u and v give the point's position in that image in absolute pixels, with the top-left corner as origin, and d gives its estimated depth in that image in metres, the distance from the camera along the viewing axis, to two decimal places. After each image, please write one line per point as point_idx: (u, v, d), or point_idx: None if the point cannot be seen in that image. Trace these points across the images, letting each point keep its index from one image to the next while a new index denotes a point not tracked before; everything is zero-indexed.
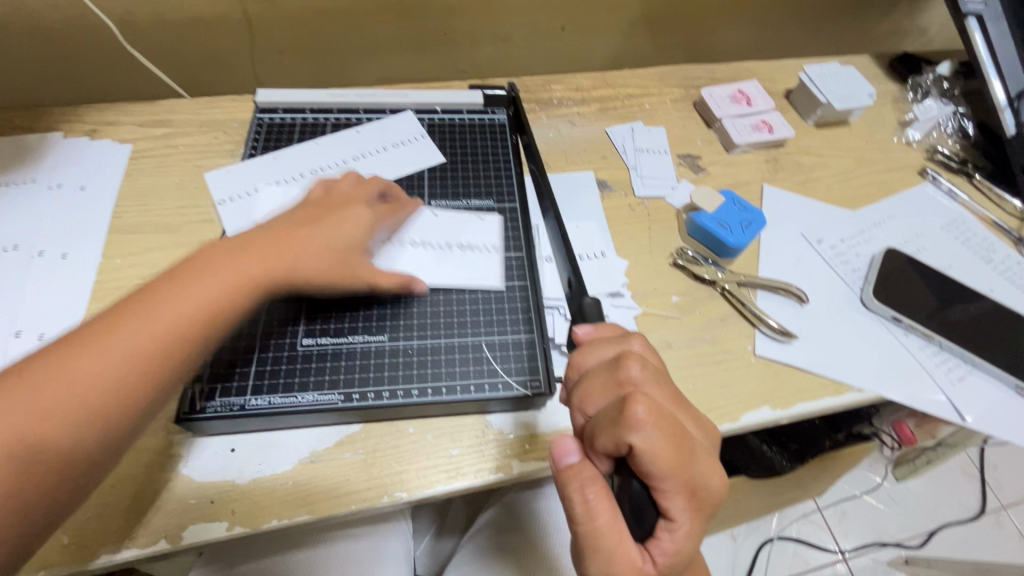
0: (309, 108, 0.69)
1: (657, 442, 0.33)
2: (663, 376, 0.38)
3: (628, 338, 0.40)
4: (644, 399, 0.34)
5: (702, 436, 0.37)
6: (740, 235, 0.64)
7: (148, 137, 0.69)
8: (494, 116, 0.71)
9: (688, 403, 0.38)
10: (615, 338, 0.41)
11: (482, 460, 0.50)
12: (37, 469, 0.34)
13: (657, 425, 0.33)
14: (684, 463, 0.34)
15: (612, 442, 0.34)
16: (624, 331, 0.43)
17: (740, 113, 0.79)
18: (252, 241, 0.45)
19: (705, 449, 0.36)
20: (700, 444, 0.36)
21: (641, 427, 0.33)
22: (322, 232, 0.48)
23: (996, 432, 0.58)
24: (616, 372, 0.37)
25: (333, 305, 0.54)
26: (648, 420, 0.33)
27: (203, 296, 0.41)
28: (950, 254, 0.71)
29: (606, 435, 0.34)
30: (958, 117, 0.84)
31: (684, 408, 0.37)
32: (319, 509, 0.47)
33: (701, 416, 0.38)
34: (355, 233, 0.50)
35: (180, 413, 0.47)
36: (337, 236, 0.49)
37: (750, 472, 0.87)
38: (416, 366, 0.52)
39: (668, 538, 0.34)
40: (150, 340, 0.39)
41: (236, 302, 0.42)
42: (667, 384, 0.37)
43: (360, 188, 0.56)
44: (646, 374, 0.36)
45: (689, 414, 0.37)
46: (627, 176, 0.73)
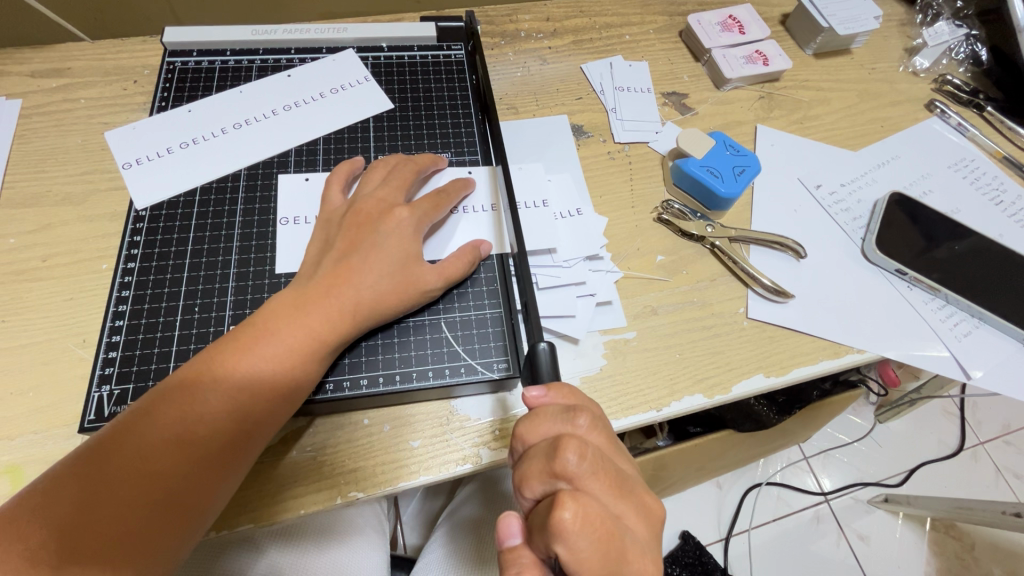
0: (230, 49, 0.58)
1: (584, 552, 0.29)
2: (605, 461, 0.32)
3: (575, 412, 0.35)
4: (574, 500, 0.29)
5: (645, 529, 0.32)
6: (732, 183, 0.57)
7: (43, 89, 0.58)
8: (450, 52, 0.62)
9: (633, 488, 0.33)
10: (562, 411, 0.35)
11: (447, 451, 0.45)
12: (106, 484, 0.35)
13: (585, 533, 0.29)
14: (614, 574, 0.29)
15: (542, 546, 0.30)
16: (579, 398, 0.37)
17: (731, 44, 0.70)
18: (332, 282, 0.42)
19: (643, 547, 0.31)
20: (637, 540, 0.31)
21: (566, 536, 0.28)
22: (376, 256, 0.44)
23: (1001, 389, 0.54)
24: (552, 461, 0.31)
25: (265, 285, 0.46)
26: (577, 528, 0.29)
27: (284, 342, 0.40)
28: (957, 196, 0.65)
29: (538, 536, 0.30)
30: (971, 41, 0.75)
31: (626, 497, 0.32)
32: (262, 517, 0.41)
33: (646, 501, 0.33)
34: (410, 247, 0.45)
35: (86, 421, 0.41)
36: (392, 256, 0.44)
37: (736, 426, 0.82)
38: (366, 352, 0.45)
39: None
40: (235, 385, 0.38)
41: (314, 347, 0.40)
42: (609, 471, 0.32)
43: (410, 174, 0.49)
44: (584, 466, 0.31)
45: (632, 504, 0.32)
46: (606, 119, 0.64)
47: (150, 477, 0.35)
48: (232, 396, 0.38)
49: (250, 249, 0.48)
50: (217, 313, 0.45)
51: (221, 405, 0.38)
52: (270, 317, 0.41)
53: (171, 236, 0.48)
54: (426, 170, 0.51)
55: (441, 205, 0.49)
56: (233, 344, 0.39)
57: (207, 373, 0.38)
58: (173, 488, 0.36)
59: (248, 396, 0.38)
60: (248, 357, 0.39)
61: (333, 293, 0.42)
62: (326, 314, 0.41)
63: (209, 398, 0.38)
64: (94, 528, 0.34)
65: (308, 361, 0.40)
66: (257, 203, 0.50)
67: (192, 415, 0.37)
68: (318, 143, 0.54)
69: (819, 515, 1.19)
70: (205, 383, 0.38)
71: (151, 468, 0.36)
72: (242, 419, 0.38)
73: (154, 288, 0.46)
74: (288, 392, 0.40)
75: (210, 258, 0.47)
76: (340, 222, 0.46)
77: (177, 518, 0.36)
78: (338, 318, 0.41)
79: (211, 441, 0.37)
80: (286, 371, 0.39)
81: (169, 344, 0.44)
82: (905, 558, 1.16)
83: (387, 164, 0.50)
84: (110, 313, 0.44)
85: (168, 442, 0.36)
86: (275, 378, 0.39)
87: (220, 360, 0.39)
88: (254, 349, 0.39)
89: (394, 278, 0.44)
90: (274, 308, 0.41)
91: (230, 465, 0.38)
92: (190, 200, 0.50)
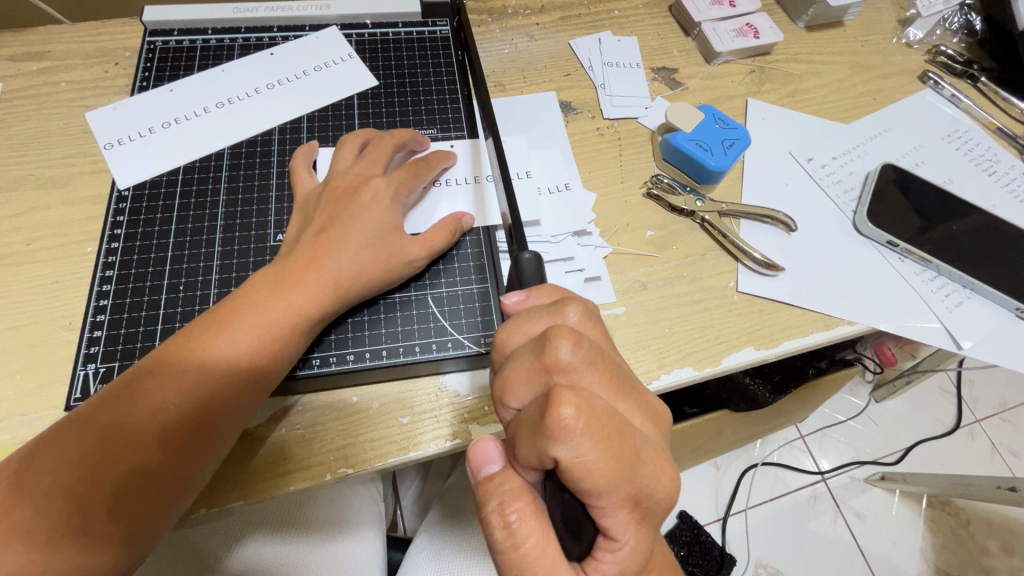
0: (211, 28, 0.58)
1: (590, 453, 0.27)
2: (603, 355, 0.31)
3: (564, 305, 0.33)
4: (573, 395, 0.27)
5: (652, 428, 0.31)
6: (722, 157, 0.57)
7: (24, 73, 0.57)
8: (436, 28, 0.61)
9: (635, 384, 0.32)
10: (549, 307, 0.34)
11: (436, 427, 0.45)
12: (78, 457, 0.34)
13: (589, 430, 0.27)
14: (624, 472, 0.28)
15: (537, 453, 0.28)
16: (565, 295, 0.36)
17: (722, 17, 0.69)
18: (308, 263, 0.42)
19: (654, 443, 0.30)
20: (645, 436, 0.30)
21: (568, 435, 0.27)
22: (355, 228, 0.43)
23: (992, 359, 0.54)
24: (544, 354, 0.30)
25: (250, 263, 0.46)
26: (579, 424, 0.27)
27: (261, 321, 0.39)
28: (950, 167, 0.65)
29: (531, 443, 0.28)
30: (965, 11, 0.75)
31: (628, 393, 0.31)
32: (252, 494, 0.42)
33: (648, 397, 0.32)
34: (389, 220, 0.45)
35: (72, 399, 0.41)
36: (370, 228, 0.44)
37: (732, 406, 0.82)
38: (353, 328, 0.46)
39: (609, 557, 0.29)
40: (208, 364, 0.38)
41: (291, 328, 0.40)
42: (607, 365, 0.30)
43: (388, 147, 0.49)
44: (580, 357, 0.30)
45: (635, 401, 0.31)
46: (595, 95, 0.64)
47: (123, 454, 0.35)
48: (212, 372, 0.38)
49: (234, 227, 0.48)
50: (202, 291, 0.45)
51: (201, 381, 0.37)
52: (247, 297, 0.40)
53: (155, 215, 0.48)
54: (406, 144, 0.50)
55: (419, 175, 0.48)
56: (208, 324, 0.39)
57: (179, 355, 0.38)
58: (153, 465, 0.35)
59: (230, 373, 0.38)
60: (229, 332, 0.39)
61: (308, 273, 0.41)
62: (296, 298, 0.40)
63: (191, 375, 0.37)
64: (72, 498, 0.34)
65: (286, 339, 0.40)
66: (241, 182, 0.50)
67: (170, 391, 0.37)
68: (303, 121, 0.53)
69: (816, 495, 1.20)
70: (171, 369, 0.37)
71: (131, 445, 0.35)
72: (225, 394, 0.38)
73: (138, 267, 0.45)
74: (270, 367, 0.40)
75: (194, 237, 0.47)
76: (316, 202, 0.46)
77: (148, 496, 0.35)
78: (313, 300, 0.41)
79: (184, 418, 0.37)
80: (267, 345, 0.39)
81: (153, 323, 0.43)
82: (900, 535, 1.17)
83: (352, 138, 0.49)
84: (94, 292, 0.44)
85: (139, 420, 0.36)
86: (255, 353, 0.39)
87: (200, 337, 0.38)
88: (233, 327, 0.39)
89: (375, 252, 0.43)
90: (251, 289, 0.41)
91: (214, 440, 0.38)
92: (173, 179, 0.49)
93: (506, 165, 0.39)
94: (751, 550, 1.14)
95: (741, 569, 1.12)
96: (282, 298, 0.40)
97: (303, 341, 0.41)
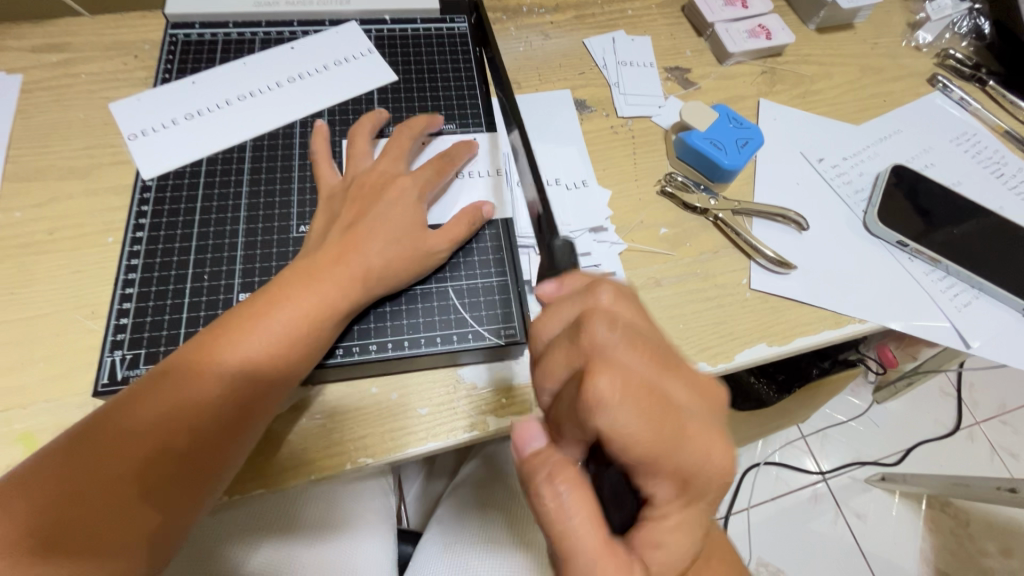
0: (232, 22, 0.58)
1: (630, 424, 0.28)
2: (639, 334, 0.31)
3: (596, 287, 0.33)
4: (610, 370, 0.28)
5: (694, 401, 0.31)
6: (736, 155, 0.57)
7: (44, 64, 0.58)
8: (453, 25, 0.61)
9: (675, 361, 0.32)
10: (581, 291, 0.34)
11: (455, 418, 0.45)
12: (104, 459, 0.34)
13: (627, 401, 0.28)
14: (666, 444, 0.28)
15: (578, 429, 0.29)
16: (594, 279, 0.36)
17: (734, 17, 0.69)
18: (334, 265, 0.42)
19: (700, 415, 0.30)
20: (689, 411, 0.30)
21: (607, 407, 0.28)
22: (382, 224, 0.44)
23: (999, 358, 0.55)
24: (579, 338, 0.31)
25: (273, 254, 0.47)
26: (616, 397, 0.28)
27: (289, 326, 0.40)
28: (959, 169, 0.66)
29: (573, 420, 0.29)
30: (974, 15, 0.76)
31: (669, 370, 0.31)
32: (274, 482, 0.42)
33: (691, 372, 0.32)
34: (416, 216, 0.46)
35: (100, 386, 0.41)
36: (397, 223, 0.45)
37: (737, 406, 0.83)
38: (375, 319, 0.46)
39: (654, 527, 0.30)
40: (234, 367, 0.38)
41: (316, 332, 0.41)
42: (644, 343, 0.31)
43: (405, 145, 0.50)
44: (616, 335, 0.30)
45: (676, 376, 0.31)
46: (609, 93, 0.64)
47: (152, 455, 0.35)
48: (228, 376, 0.38)
49: (258, 218, 0.48)
50: (227, 281, 0.45)
51: (215, 385, 0.38)
52: (264, 302, 0.40)
53: (178, 206, 0.48)
54: (421, 135, 0.51)
55: (443, 170, 0.49)
56: (235, 325, 0.39)
57: (208, 355, 0.38)
58: (182, 465, 0.36)
59: (262, 370, 0.39)
60: (245, 336, 0.39)
61: (339, 265, 0.42)
62: (326, 302, 0.41)
63: (204, 380, 0.37)
64: (101, 499, 0.34)
65: (314, 341, 0.41)
66: (263, 174, 0.50)
67: (202, 388, 0.37)
68: (323, 114, 0.54)
69: (817, 494, 1.20)
70: (199, 372, 0.38)
71: (146, 451, 0.35)
72: (240, 396, 0.38)
73: (162, 257, 0.46)
74: (284, 369, 0.40)
75: (218, 227, 0.47)
76: (337, 200, 0.47)
77: (179, 496, 0.36)
78: (341, 301, 0.41)
79: (215, 418, 0.37)
80: (285, 347, 0.39)
81: (179, 312, 0.44)
82: (900, 534, 1.18)
83: (371, 117, 0.52)
84: (120, 281, 0.45)
85: (166, 422, 0.36)
86: (272, 355, 0.39)
87: (234, 333, 0.39)
88: (248, 334, 0.39)
89: (401, 247, 0.44)
90: (271, 290, 0.41)
91: (230, 443, 0.38)
92: (196, 170, 0.50)
93: (538, 167, 0.40)
94: (751, 548, 1.14)
95: None
96: (309, 301, 0.40)
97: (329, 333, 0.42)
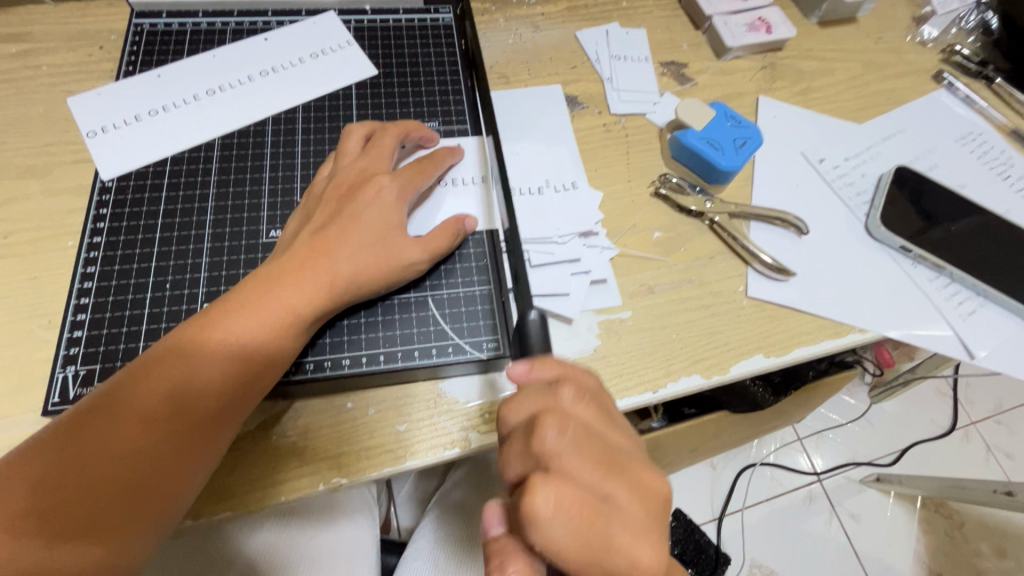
0: (202, 11, 0.55)
1: (562, 538, 0.28)
2: (589, 436, 0.31)
3: (558, 384, 0.33)
4: (547, 483, 0.28)
5: (642, 510, 0.30)
6: (733, 156, 0.55)
7: (2, 55, 0.54)
8: (438, 16, 0.58)
9: (626, 466, 0.31)
10: (547, 384, 0.33)
11: (436, 434, 0.43)
12: (69, 457, 0.33)
13: (562, 518, 0.28)
14: (598, 558, 0.29)
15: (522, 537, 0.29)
16: (566, 363, 0.35)
17: (733, 10, 0.66)
18: (306, 264, 0.39)
19: (637, 526, 0.30)
20: (631, 518, 0.30)
21: (542, 524, 0.28)
22: (356, 227, 0.41)
23: (1005, 369, 0.53)
24: (530, 437, 0.30)
25: (241, 261, 0.44)
26: (551, 512, 0.28)
27: (262, 320, 0.37)
28: (965, 170, 0.63)
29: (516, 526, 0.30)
30: (980, 9, 0.73)
31: (617, 477, 0.31)
32: (241, 505, 0.40)
33: (640, 475, 0.31)
34: (391, 218, 0.43)
35: (50, 404, 0.38)
36: (373, 226, 0.42)
37: (731, 408, 0.80)
38: (349, 331, 0.43)
39: None
40: (204, 362, 0.36)
41: (291, 324, 0.38)
42: (593, 446, 0.31)
43: (390, 143, 0.46)
44: (563, 441, 0.30)
45: (624, 483, 0.30)
46: (601, 89, 0.61)
47: (118, 452, 0.33)
48: (206, 367, 0.36)
49: (225, 223, 0.45)
50: (190, 291, 0.42)
51: (185, 382, 0.35)
52: (240, 297, 0.38)
53: (141, 209, 0.45)
54: (413, 135, 0.48)
55: (426, 173, 0.46)
56: (207, 319, 0.37)
57: (180, 349, 0.36)
58: (151, 461, 0.34)
59: (234, 364, 0.36)
60: (220, 333, 0.37)
61: (309, 268, 0.39)
62: (303, 294, 0.39)
63: (174, 378, 0.35)
64: (65, 500, 0.32)
65: (286, 334, 0.38)
66: (232, 175, 0.47)
67: (169, 384, 0.35)
68: (297, 110, 0.51)
69: (812, 495, 1.19)
70: (170, 366, 0.35)
71: (110, 456, 0.33)
72: (212, 398, 0.36)
73: (122, 263, 0.43)
74: (260, 371, 0.37)
75: (182, 232, 0.44)
76: (316, 202, 0.44)
77: (148, 496, 0.34)
78: (315, 296, 0.39)
79: (184, 413, 0.35)
80: (266, 340, 0.37)
81: (138, 323, 0.41)
82: (895, 536, 1.17)
83: (363, 124, 0.48)
84: (75, 290, 0.42)
85: (130, 420, 0.34)
86: (250, 351, 0.37)
87: (204, 327, 0.37)
88: (227, 327, 0.37)
89: (375, 251, 0.41)
90: (250, 285, 0.39)
91: (202, 446, 0.35)
92: (160, 170, 0.47)
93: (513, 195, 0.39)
94: (745, 550, 1.13)
95: (736, 569, 1.11)
96: (281, 293, 0.38)
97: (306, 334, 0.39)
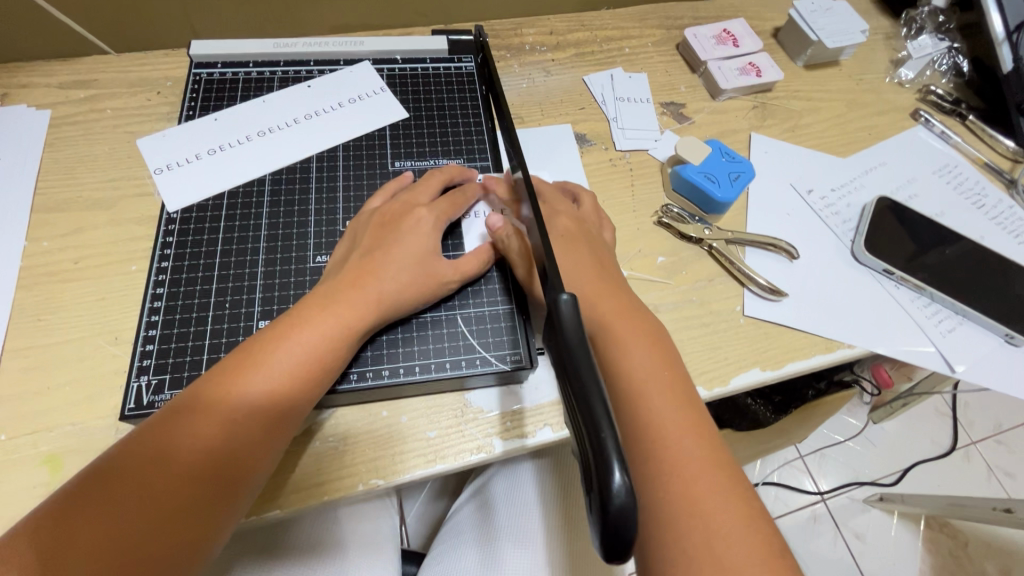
0: (252, 61, 0.61)
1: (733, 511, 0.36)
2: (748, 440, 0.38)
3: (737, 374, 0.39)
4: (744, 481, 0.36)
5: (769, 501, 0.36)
6: (728, 188, 0.60)
7: (71, 100, 0.61)
8: (461, 64, 0.65)
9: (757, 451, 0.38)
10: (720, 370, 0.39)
11: (463, 441, 0.47)
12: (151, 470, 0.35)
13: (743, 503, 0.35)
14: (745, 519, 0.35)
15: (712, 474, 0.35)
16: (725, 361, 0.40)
17: (726, 56, 0.73)
18: (351, 287, 0.44)
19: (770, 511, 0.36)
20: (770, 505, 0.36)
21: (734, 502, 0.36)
22: (397, 252, 0.47)
23: (984, 382, 0.57)
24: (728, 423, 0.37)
25: (291, 283, 0.49)
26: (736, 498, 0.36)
27: (314, 340, 0.42)
28: (943, 200, 0.69)
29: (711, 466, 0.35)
30: (953, 53, 0.79)
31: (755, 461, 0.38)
32: (290, 503, 0.44)
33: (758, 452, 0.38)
34: (427, 245, 0.48)
35: (126, 409, 0.43)
36: (409, 254, 0.47)
37: (734, 426, 0.84)
38: (387, 345, 0.48)
39: None
40: (264, 379, 0.40)
41: (339, 341, 0.43)
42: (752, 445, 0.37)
43: (427, 188, 0.52)
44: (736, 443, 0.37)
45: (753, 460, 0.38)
46: (607, 128, 0.68)
47: (190, 463, 0.36)
48: (249, 401, 0.39)
49: (276, 248, 0.51)
50: (247, 310, 0.47)
51: (247, 398, 0.39)
52: (293, 320, 0.42)
53: (201, 236, 0.51)
54: (454, 178, 0.54)
55: (457, 204, 0.52)
56: (263, 340, 0.41)
57: (240, 369, 0.40)
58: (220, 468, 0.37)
59: (293, 375, 0.40)
60: (278, 352, 0.41)
61: (356, 290, 0.44)
62: (348, 315, 0.43)
63: (238, 394, 0.39)
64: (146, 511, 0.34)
65: (336, 346, 0.43)
66: (282, 207, 0.53)
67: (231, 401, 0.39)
68: (338, 149, 0.57)
69: (816, 514, 1.21)
70: (235, 383, 0.39)
71: (185, 468, 0.36)
72: (270, 410, 0.40)
73: (186, 285, 0.48)
74: (312, 385, 0.42)
75: (239, 257, 0.50)
76: (357, 232, 0.49)
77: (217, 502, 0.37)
78: (358, 317, 0.44)
79: (248, 424, 0.39)
80: (316, 353, 0.42)
81: (202, 338, 0.46)
82: (900, 556, 1.19)
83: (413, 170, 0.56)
84: (146, 309, 0.47)
85: (203, 434, 0.37)
86: (303, 366, 0.41)
87: (263, 346, 0.41)
88: (266, 362, 0.40)
89: (414, 274, 0.47)
90: (300, 310, 0.43)
91: (261, 455, 0.39)
92: (218, 203, 0.52)
93: (537, 199, 0.42)
94: None
95: None
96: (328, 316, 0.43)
97: (348, 353, 0.44)
